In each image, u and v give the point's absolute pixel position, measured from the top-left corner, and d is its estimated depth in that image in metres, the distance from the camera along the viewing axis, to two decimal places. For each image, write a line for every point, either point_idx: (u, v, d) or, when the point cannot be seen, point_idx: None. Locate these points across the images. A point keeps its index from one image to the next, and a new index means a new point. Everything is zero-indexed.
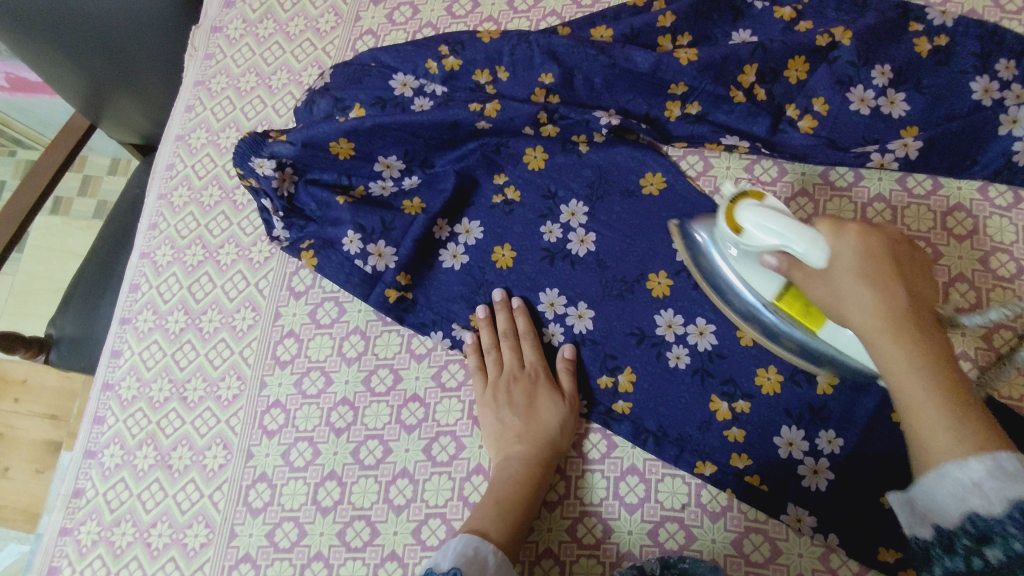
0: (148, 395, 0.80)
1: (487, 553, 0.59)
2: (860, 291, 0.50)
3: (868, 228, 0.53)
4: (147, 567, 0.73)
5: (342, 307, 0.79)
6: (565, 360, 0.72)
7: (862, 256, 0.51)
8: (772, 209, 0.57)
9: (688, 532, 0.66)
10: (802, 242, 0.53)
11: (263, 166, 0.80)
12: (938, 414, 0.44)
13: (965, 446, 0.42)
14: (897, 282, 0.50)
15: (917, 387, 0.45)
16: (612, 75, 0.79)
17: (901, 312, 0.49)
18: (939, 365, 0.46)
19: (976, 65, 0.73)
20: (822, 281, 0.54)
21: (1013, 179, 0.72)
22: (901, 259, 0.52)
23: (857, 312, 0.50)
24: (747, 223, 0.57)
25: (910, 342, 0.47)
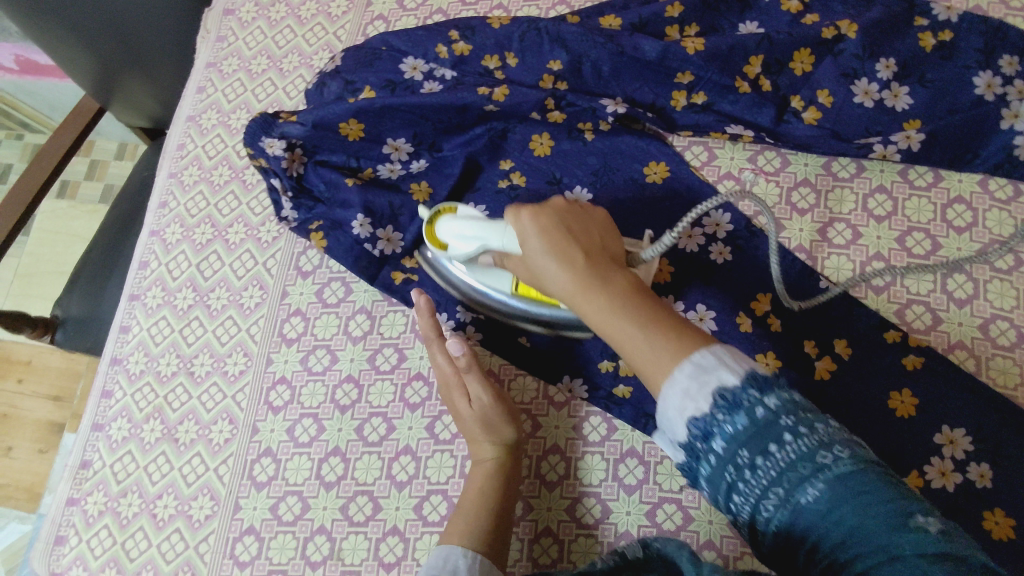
0: (156, 369, 0.81)
1: (458, 559, 0.59)
2: (549, 266, 0.55)
3: (542, 208, 0.59)
4: (152, 538, 0.74)
5: (349, 287, 0.80)
6: (461, 358, 0.70)
7: (541, 234, 0.57)
8: (466, 218, 0.68)
9: (686, 514, 0.67)
10: (498, 237, 0.63)
11: (275, 146, 0.81)
12: (645, 349, 0.49)
13: (670, 358, 0.48)
14: (571, 247, 0.55)
15: (636, 341, 0.50)
16: (620, 63, 0.80)
17: (585, 271, 0.54)
18: (628, 297, 0.52)
19: (979, 61, 0.75)
20: (523, 264, 0.60)
21: (1013, 173, 0.73)
22: (573, 224, 0.58)
23: (554, 283, 0.55)
24: (447, 239, 0.69)
25: (599, 294, 0.53)
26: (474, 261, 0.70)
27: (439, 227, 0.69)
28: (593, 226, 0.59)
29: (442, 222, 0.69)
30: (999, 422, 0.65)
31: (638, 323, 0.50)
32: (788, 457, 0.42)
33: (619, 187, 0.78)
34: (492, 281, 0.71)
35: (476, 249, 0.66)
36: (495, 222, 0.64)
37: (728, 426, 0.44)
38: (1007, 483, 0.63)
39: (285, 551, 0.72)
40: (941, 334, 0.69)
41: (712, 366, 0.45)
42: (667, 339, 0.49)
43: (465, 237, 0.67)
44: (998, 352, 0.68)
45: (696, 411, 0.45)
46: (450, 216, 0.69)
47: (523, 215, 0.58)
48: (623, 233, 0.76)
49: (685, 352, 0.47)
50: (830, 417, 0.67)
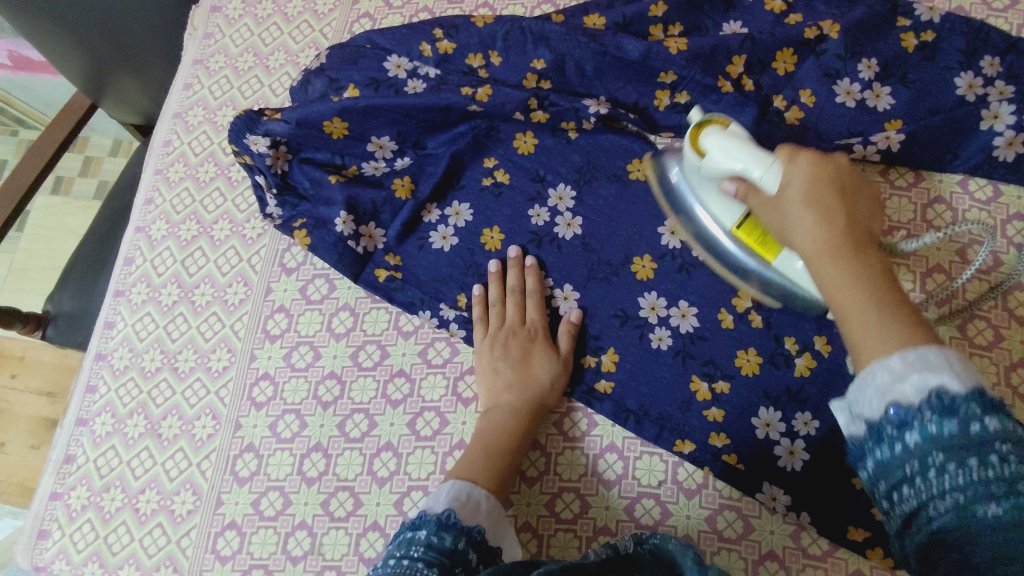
0: (140, 364, 0.82)
1: (480, 497, 0.59)
2: (803, 216, 0.52)
3: (823, 157, 0.55)
4: (135, 532, 0.75)
5: (332, 283, 0.81)
6: (567, 320, 0.74)
7: (811, 180, 0.53)
8: (734, 136, 0.60)
9: (664, 509, 0.68)
10: (757, 165, 0.58)
11: (257, 143, 0.81)
12: (869, 315, 0.45)
13: (894, 345, 0.42)
14: (834, 203, 0.52)
15: (869, 316, 0.45)
16: (603, 63, 0.80)
17: (839, 239, 0.50)
18: (883, 293, 0.46)
19: (960, 61, 0.75)
20: (772, 208, 0.56)
21: (993, 174, 0.73)
22: (844, 201, 0.52)
23: (804, 241, 0.52)
24: (708, 147, 0.61)
25: (851, 268, 0.48)
26: (710, 207, 0.65)
27: (705, 136, 0.62)
28: (863, 199, 0.54)
29: (711, 130, 0.62)
30: None
31: (864, 278, 0.47)
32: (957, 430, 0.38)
33: (603, 185, 0.78)
34: (716, 211, 0.64)
35: (728, 170, 0.60)
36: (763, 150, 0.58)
37: (935, 425, 0.39)
38: None
39: (267, 546, 0.72)
40: None
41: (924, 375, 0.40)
42: (900, 333, 0.43)
43: (722, 160, 0.60)
44: (975, 351, 0.68)
45: (902, 401, 0.40)
46: (717, 129, 0.62)
47: (801, 155, 0.55)
48: (606, 230, 0.76)
49: (912, 342, 0.42)
50: (809, 414, 0.67)
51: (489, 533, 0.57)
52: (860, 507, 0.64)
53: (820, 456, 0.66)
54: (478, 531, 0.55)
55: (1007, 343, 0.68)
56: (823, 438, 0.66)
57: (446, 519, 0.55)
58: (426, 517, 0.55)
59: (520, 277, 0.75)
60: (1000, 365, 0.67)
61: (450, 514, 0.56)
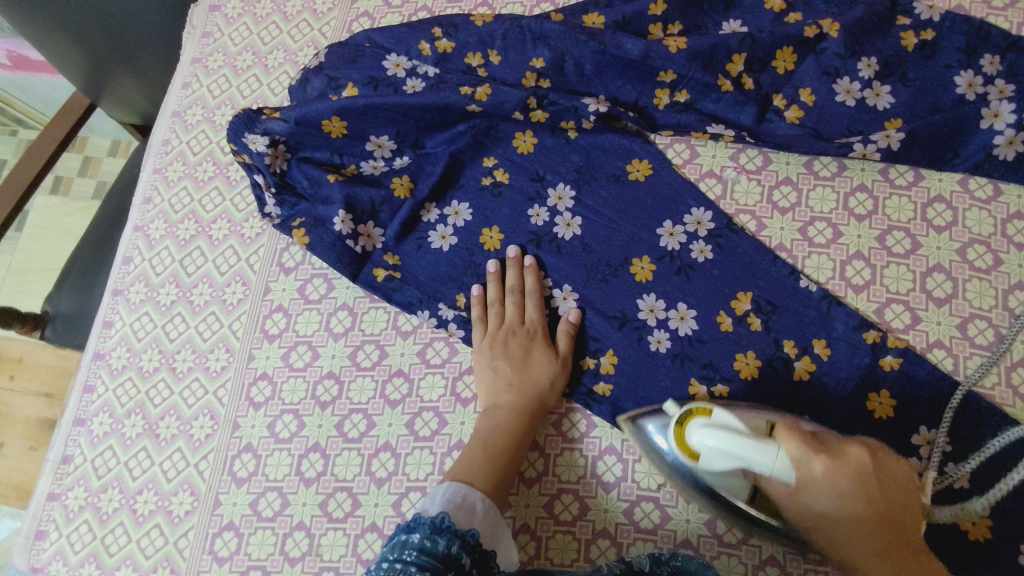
0: (138, 364, 0.81)
1: (475, 500, 0.59)
2: (822, 496, 0.53)
3: (839, 460, 0.53)
4: (132, 533, 0.74)
5: (331, 283, 0.80)
6: (567, 321, 0.73)
7: (831, 479, 0.52)
8: (721, 428, 0.52)
9: (663, 511, 0.67)
10: (766, 457, 0.50)
11: (256, 142, 0.81)
12: (863, 550, 0.54)
13: (883, 565, 0.53)
14: (858, 489, 0.52)
15: (880, 569, 0.53)
16: (602, 62, 0.80)
17: (865, 515, 0.53)
18: (902, 563, 0.53)
19: (960, 60, 0.75)
20: (787, 485, 0.53)
21: (993, 173, 0.73)
22: (869, 480, 0.53)
23: (827, 511, 0.53)
24: (695, 441, 0.53)
25: (864, 541, 0.54)
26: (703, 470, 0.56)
27: (690, 432, 0.55)
28: (891, 484, 0.55)
29: (695, 424, 0.54)
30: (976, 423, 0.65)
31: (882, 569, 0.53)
32: None
33: (602, 184, 0.78)
34: (720, 482, 0.58)
35: (728, 465, 0.52)
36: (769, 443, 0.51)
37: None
38: (982, 483, 0.63)
39: (265, 547, 0.72)
40: (921, 332, 0.69)
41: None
42: (876, 564, 0.54)
43: (715, 454, 0.52)
44: (976, 351, 0.68)
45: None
46: (704, 421, 0.54)
47: (819, 462, 0.52)
48: (605, 231, 0.76)
49: (903, 569, 0.53)
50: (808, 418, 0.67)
51: (485, 535, 0.57)
52: None
53: None
54: (471, 536, 0.55)
55: (1008, 343, 0.68)
56: None
57: (440, 522, 0.54)
58: (421, 520, 0.54)
59: (518, 277, 0.75)
60: (1001, 365, 0.67)
61: (445, 517, 0.55)
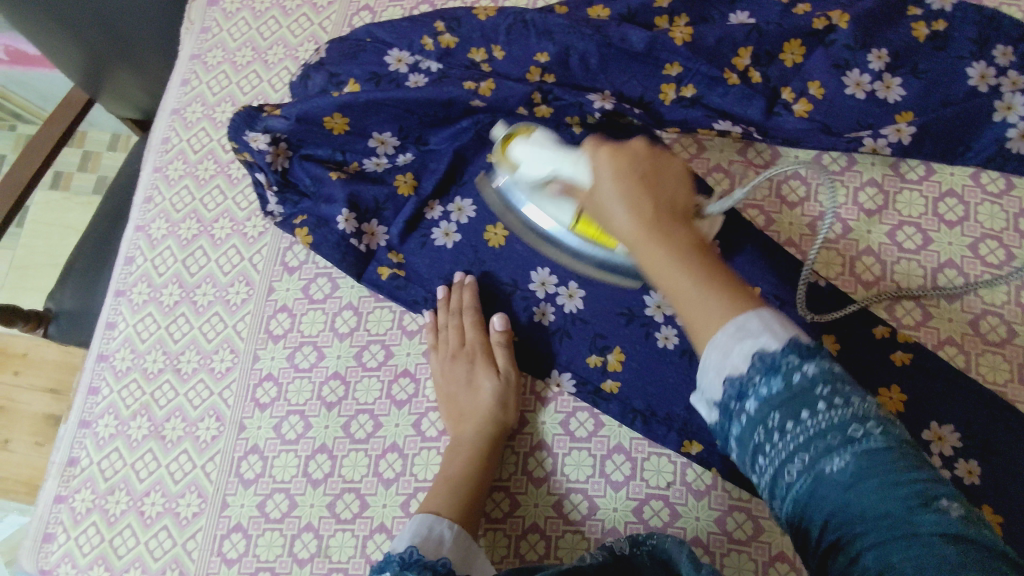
0: (142, 366, 0.81)
1: (443, 529, 0.61)
2: (615, 208, 0.50)
3: (619, 147, 0.52)
4: (140, 535, 0.74)
5: (335, 283, 0.80)
6: (497, 333, 0.74)
7: (616, 173, 0.51)
8: (541, 142, 0.63)
9: (673, 510, 0.67)
10: (569, 165, 0.59)
11: (258, 140, 0.80)
12: (693, 294, 0.44)
13: (721, 318, 0.43)
14: (644, 195, 0.49)
15: (684, 286, 0.44)
16: (608, 55, 0.78)
17: (650, 224, 0.47)
18: (694, 259, 0.45)
19: (973, 51, 0.73)
20: (590, 195, 0.55)
21: (1006, 166, 0.72)
22: (647, 168, 0.51)
23: (620, 230, 0.49)
24: (518, 157, 0.64)
25: (665, 245, 0.46)
26: (539, 189, 0.65)
27: (513, 147, 0.65)
28: (666, 174, 0.51)
29: (517, 142, 0.65)
30: (987, 419, 0.64)
31: (699, 281, 0.44)
32: (781, 387, 0.41)
33: None
34: (552, 210, 0.65)
35: (545, 173, 0.62)
36: (572, 151, 0.60)
37: (764, 389, 0.42)
38: (994, 481, 0.63)
39: (273, 549, 0.71)
40: (931, 330, 0.68)
41: (758, 332, 0.42)
42: (721, 300, 0.44)
43: (538, 164, 0.62)
44: (988, 348, 0.67)
45: (734, 371, 0.43)
46: (522, 137, 0.65)
47: (602, 152, 0.53)
48: None
49: (740, 308, 0.43)
50: None
51: (457, 562, 0.60)
52: None
53: None
54: (442, 563, 0.57)
55: (1021, 339, 0.67)
56: None
57: (408, 557, 0.56)
58: (390, 559, 0.56)
59: (460, 296, 0.75)
60: (1013, 362, 0.67)
61: (411, 552, 0.57)
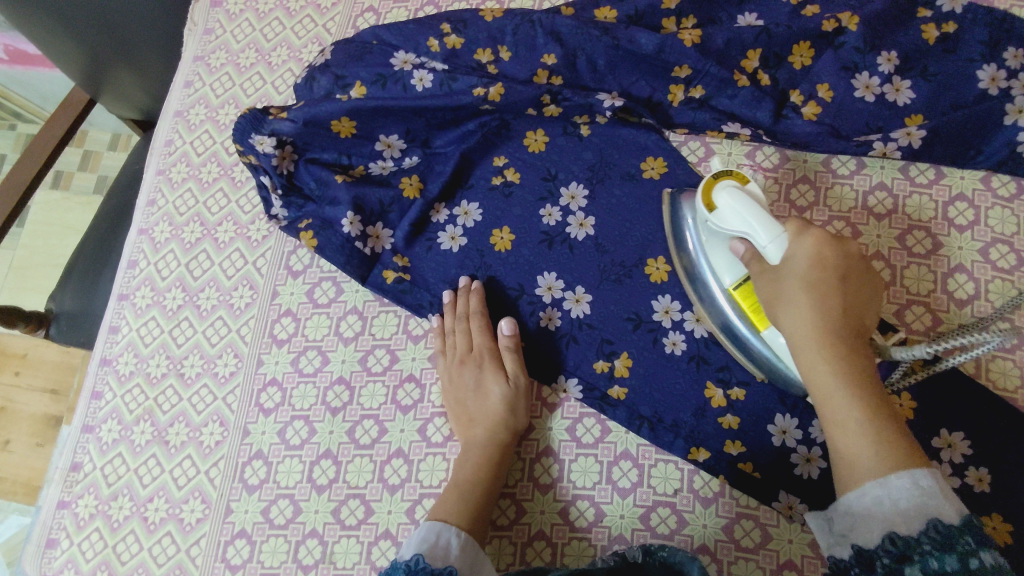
0: (146, 370, 0.80)
1: (450, 536, 0.61)
2: (799, 299, 0.55)
3: (824, 236, 0.56)
4: (144, 540, 0.74)
5: (340, 287, 0.79)
6: (507, 337, 0.73)
7: (814, 263, 0.55)
8: (748, 195, 0.58)
9: (680, 517, 0.66)
10: (764, 231, 0.56)
11: (263, 143, 0.79)
12: (844, 408, 0.50)
13: (885, 466, 0.48)
14: (834, 295, 0.54)
15: (830, 386, 0.51)
16: (615, 57, 0.78)
17: (838, 337, 0.53)
18: (864, 383, 0.51)
19: (983, 54, 0.72)
20: (771, 281, 0.57)
21: (1017, 170, 0.71)
22: (841, 275, 0.55)
23: (794, 325, 0.55)
24: (722, 203, 0.59)
25: (833, 361, 0.52)
26: (716, 236, 0.63)
27: (718, 192, 0.60)
28: (857, 281, 0.56)
29: (725, 187, 0.60)
30: (998, 426, 0.64)
31: (861, 409, 0.50)
32: (957, 569, 0.40)
33: (615, 183, 0.76)
34: (722, 267, 0.64)
35: (734, 228, 0.59)
36: (772, 219, 0.57)
37: (939, 567, 0.41)
38: (1006, 489, 0.62)
39: (277, 555, 0.71)
40: (941, 335, 0.68)
41: (931, 489, 0.46)
42: (899, 455, 0.48)
43: (735, 214, 0.58)
44: (999, 354, 0.67)
45: (905, 531, 0.44)
46: (734, 185, 0.60)
47: (807, 237, 0.56)
48: (618, 231, 0.75)
49: (907, 467, 0.47)
50: None
51: (464, 570, 0.60)
52: None
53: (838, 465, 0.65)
54: (447, 571, 0.57)
55: None
56: None
57: (415, 564, 0.57)
58: (397, 565, 0.57)
59: (466, 301, 0.74)
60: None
61: (419, 559, 0.57)
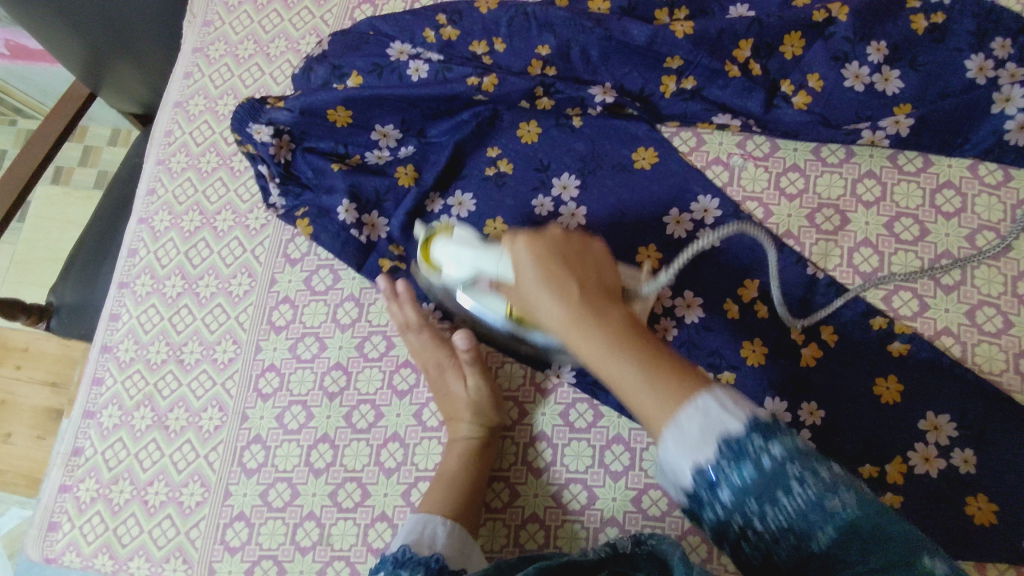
0: (146, 356, 0.81)
1: (436, 526, 0.62)
2: (542, 296, 0.49)
3: (537, 235, 0.54)
4: (144, 523, 0.75)
5: (337, 274, 0.80)
6: (464, 351, 0.70)
7: (537, 261, 0.51)
8: (462, 241, 0.66)
9: (671, 499, 0.68)
10: (494, 262, 0.62)
11: (261, 132, 0.80)
12: (628, 375, 0.43)
13: (666, 406, 0.42)
14: (566, 278, 0.50)
15: (631, 379, 0.43)
16: (608, 48, 0.79)
17: (580, 306, 0.47)
18: (624, 338, 0.45)
19: (971, 44, 0.73)
20: (514, 291, 0.56)
21: (1003, 158, 0.72)
22: (565, 257, 0.52)
23: (549, 316, 0.49)
24: (444, 257, 0.67)
25: (592, 334, 0.46)
26: (467, 287, 0.68)
27: (438, 247, 0.68)
28: (589, 259, 0.53)
29: (439, 241, 0.68)
30: (982, 409, 0.65)
31: (635, 362, 0.44)
32: (755, 474, 0.40)
33: (607, 173, 0.77)
34: (487, 303, 0.68)
35: (468, 274, 0.66)
36: (490, 249, 0.64)
37: (737, 479, 0.40)
38: (989, 470, 0.63)
39: (275, 537, 0.72)
40: (928, 320, 0.69)
41: (718, 414, 0.41)
42: (665, 391, 0.42)
43: (455, 258, 0.66)
44: (984, 338, 0.68)
45: (703, 460, 0.41)
46: (446, 238, 0.68)
47: (518, 244, 0.54)
48: (611, 219, 0.76)
49: (687, 396, 0.42)
50: (815, 404, 0.67)
51: (452, 556, 0.61)
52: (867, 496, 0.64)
53: (826, 447, 0.66)
54: (433, 561, 0.58)
55: (1017, 329, 0.68)
56: (830, 428, 0.66)
57: (401, 555, 0.58)
58: (384, 557, 0.58)
59: (401, 312, 0.74)
60: (1009, 352, 0.67)
61: (406, 551, 0.59)
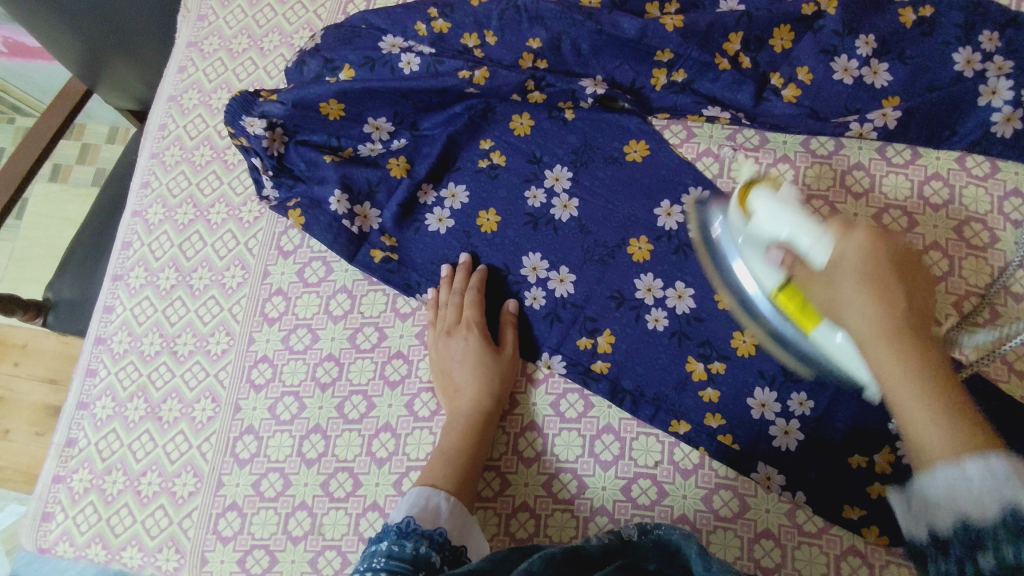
0: (139, 348, 0.82)
1: (439, 501, 0.61)
2: (861, 298, 0.46)
3: (877, 234, 0.49)
4: (137, 514, 0.76)
5: (329, 266, 0.81)
6: (508, 314, 0.75)
7: (866, 255, 0.48)
8: (784, 202, 0.58)
9: (660, 489, 0.68)
10: (812, 235, 0.54)
11: (253, 125, 0.80)
12: (905, 363, 0.41)
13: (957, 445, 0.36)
14: (897, 286, 0.46)
15: (911, 400, 0.40)
16: (598, 41, 0.79)
17: (901, 326, 0.44)
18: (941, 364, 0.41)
19: (959, 36, 0.74)
20: (823, 283, 0.51)
21: (991, 150, 0.73)
22: (899, 269, 0.47)
23: (862, 325, 0.45)
24: (757, 207, 0.60)
25: (898, 345, 0.43)
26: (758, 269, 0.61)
27: (753, 197, 0.61)
28: (921, 280, 0.49)
29: (759, 191, 0.60)
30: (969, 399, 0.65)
31: (906, 361, 0.41)
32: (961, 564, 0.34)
33: (599, 166, 0.78)
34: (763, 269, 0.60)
35: (779, 232, 0.57)
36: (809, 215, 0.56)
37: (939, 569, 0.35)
38: None
39: (267, 527, 0.73)
40: None
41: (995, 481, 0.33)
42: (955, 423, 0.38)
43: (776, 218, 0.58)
44: (972, 329, 0.68)
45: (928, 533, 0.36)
46: (768, 189, 0.60)
47: (856, 233, 0.50)
48: (602, 212, 0.76)
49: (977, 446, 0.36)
50: (805, 394, 0.67)
51: (453, 533, 0.59)
52: (855, 486, 0.65)
53: (814, 436, 0.67)
54: (438, 534, 0.57)
55: (1003, 320, 0.68)
56: (818, 419, 0.67)
57: (406, 527, 0.57)
58: (388, 528, 0.57)
59: (465, 279, 0.76)
60: None
61: (410, 522, 0.58)
